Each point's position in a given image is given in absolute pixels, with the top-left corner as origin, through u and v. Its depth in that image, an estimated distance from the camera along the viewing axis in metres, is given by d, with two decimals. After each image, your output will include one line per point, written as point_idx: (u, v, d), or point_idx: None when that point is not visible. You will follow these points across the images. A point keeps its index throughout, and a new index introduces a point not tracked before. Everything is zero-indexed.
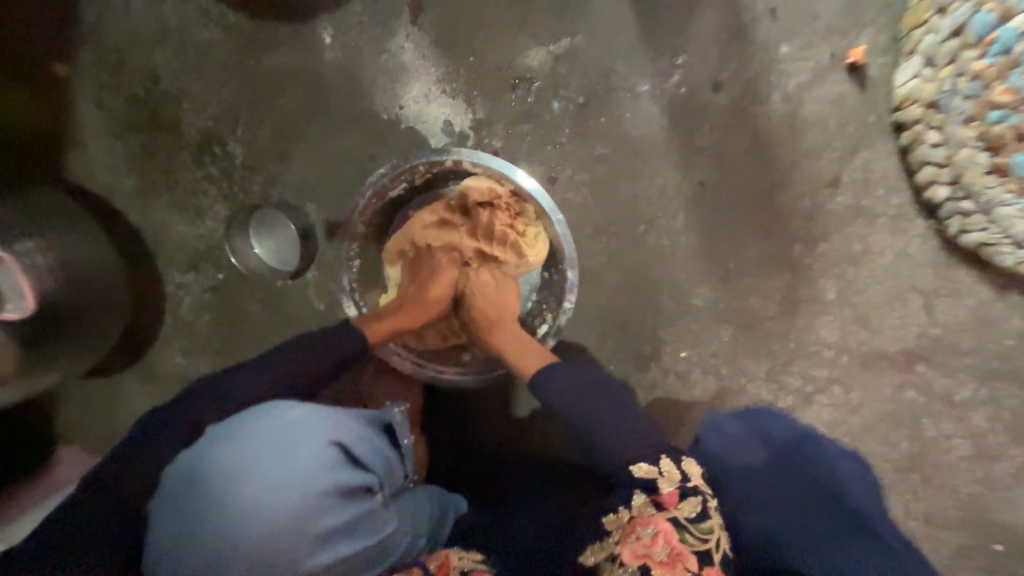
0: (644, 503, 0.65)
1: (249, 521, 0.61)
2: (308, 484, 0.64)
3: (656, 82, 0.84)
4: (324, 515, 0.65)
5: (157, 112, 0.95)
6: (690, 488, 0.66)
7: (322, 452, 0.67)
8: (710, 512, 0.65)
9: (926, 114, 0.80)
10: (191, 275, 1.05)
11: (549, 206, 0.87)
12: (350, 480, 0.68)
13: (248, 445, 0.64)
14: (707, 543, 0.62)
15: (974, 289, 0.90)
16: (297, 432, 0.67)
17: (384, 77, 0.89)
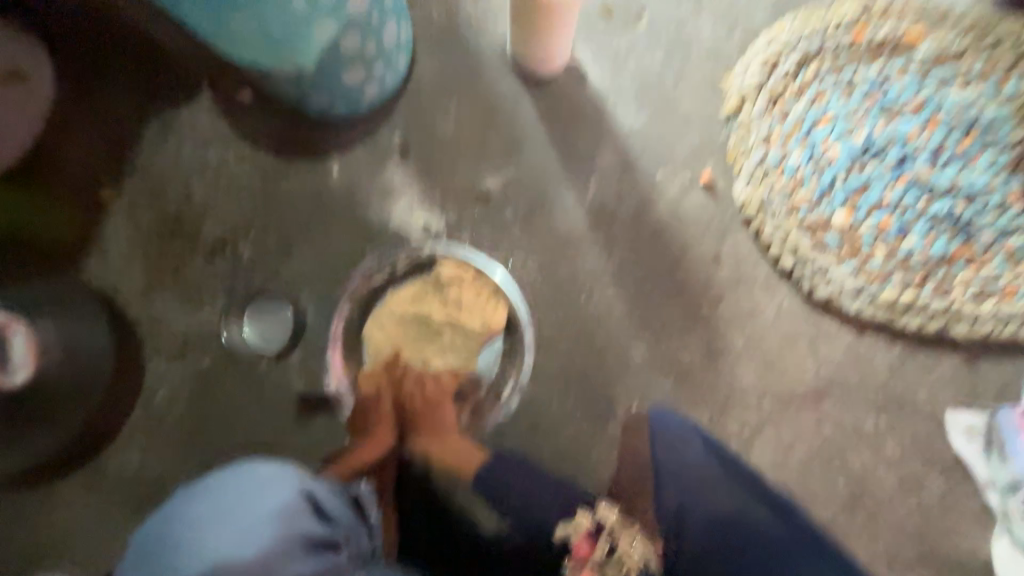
0: (574, 566, 0.95)
1: (223, 566, 0.71)
2: (275, 531, 0.74)
3: (578, 195, 1.18)
4: (290, 563, 0.74)
5: (178, 223, 1.15)
6: (594, 538, 0.98)
7: (291, 501, 0.79)
8: (609, 540, 0.98)
9: (760, 211, 1.17)
10: (175, 363, 1.10)
11: (506, 280, 1.10)
12: (316, 532, 0.79)
13: (229, 496, 0.77)
14: (615, 568, 0.96)
15: (840, 333, 1.16)
16: (268, 485, 0.79)
17: (377, 195, 1.17)
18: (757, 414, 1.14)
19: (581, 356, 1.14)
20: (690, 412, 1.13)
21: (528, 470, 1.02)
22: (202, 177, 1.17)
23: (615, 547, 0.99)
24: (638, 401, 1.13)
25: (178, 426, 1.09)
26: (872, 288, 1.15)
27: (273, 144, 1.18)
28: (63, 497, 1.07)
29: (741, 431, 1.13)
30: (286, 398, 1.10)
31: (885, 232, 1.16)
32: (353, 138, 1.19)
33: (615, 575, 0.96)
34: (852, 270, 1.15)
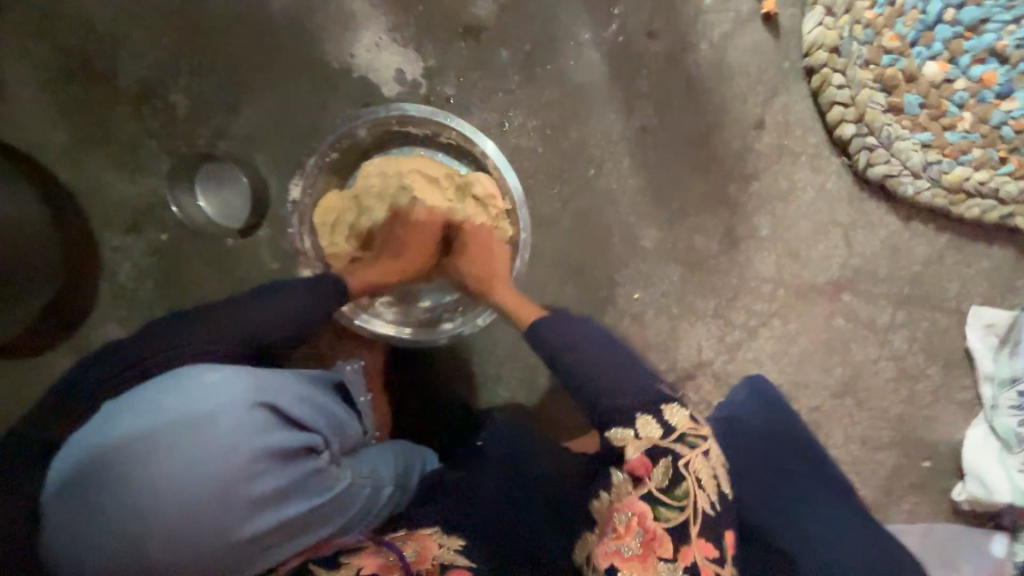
0: (623, 484, 0.70)
1: (172, 494, 0.60)
2: (233, 449, 0.63)
3: (596, 31, 0.91)
4: (258, 480, 0.64)
5: (87, 61, 0.92)
6: (655, 455, 0.70)
7: (247, 414, 0.65)
8: (682, 472, 0.69)
9: (830, 58, 0.90)
10: (130, 237, 1.00)
11: (501, 162, 0.89)
12: (287, 441, 0.68)
13: (155, 417, 0.62)
14: (684, 511, 0.68)
15: (884, 220, 1.01)
16: (216, 395, 0.65)
17: (335, 26, 0.90)
18: (767, 306, 1.06)
19: (583, 239, 1.01)
20: (697, 303, 1.05)
21: (589, 350, 0.76)
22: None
23: (685, 482, 0.69)
24: (642, 289, 1.04)
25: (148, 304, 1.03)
26: (942, 166, 0.95)
27: None
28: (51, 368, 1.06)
29: (747, 322, 1.06)
30: (259, 279, 1.01)
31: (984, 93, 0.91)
32: None
33: (678, 520, 0.67)
34: (925, 142, 0.93)
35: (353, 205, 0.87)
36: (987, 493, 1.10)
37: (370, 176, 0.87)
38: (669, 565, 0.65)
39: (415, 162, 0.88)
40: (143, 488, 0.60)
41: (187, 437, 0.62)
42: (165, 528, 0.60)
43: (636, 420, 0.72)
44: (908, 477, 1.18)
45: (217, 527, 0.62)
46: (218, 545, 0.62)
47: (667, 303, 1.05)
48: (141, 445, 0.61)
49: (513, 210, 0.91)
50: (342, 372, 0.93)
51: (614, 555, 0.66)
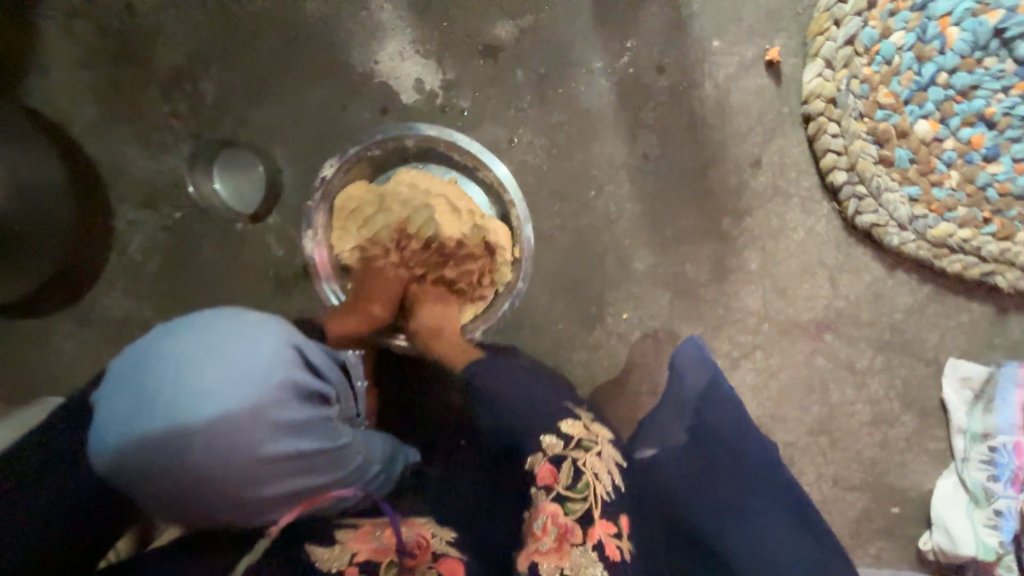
0: (537, 494, 0.72)
1: (210, 401, 0.61)
2: (264, 373, 0.64)
3: (608, 61, 0.96)
4: (280, 407, 0.65)
5: (126, 44, 0.97)
6: (559, 459, 0.73)
7: (279, 348, 0.68)
8: (580, 469, 0.72)
9: (827, 108, 0.94)
10: (145, 212, 1.04)
11: (523, 214, 0.95)
12: (309, 384, 0.69)
13: (198, 337, 0.64)
14: (586, 501, 0.70)
15: (869, 267, 1.04)
16: (259, 332, 0.68)
17: (363, 33, 0.96)
18: (751, 338, 1.09)
19: (578, 257, 1.05)
20: (682, 329, 1.08)
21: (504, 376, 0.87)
22: None
23: (586, 476, 0.72)
24: (630, 310, 1.07)
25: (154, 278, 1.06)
26: (928, 221, 0.99)
27: None
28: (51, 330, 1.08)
29: (730, 352, 1.09)
30: (264, 264, 1.05)
31: (970, 155, 0.95)
32: None
33: (584, 510, 0.69)
34: (913, 195, 0.97)
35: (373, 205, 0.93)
36: (953, 544, 1.11)
37: (398, 183, 0.92)
38: (580, 549, 0.66)
39: (443, 189, 0.92)
40: (181, 394, 0.61)
41: (231, 355, 0.64)
42: (195, 433, 0.60)
43: (540, 440, 0.76)
44: (876, 521, 1.20)
45: (238, 445, 0.61)
46: (233, 460, 0.61)
47: (654, 326, 1.08)
48: (188, 352, 0.63)
49: (520, 258, 0.96)
50: (347, 355, 0.90)
51: (533, 554, 0.67)
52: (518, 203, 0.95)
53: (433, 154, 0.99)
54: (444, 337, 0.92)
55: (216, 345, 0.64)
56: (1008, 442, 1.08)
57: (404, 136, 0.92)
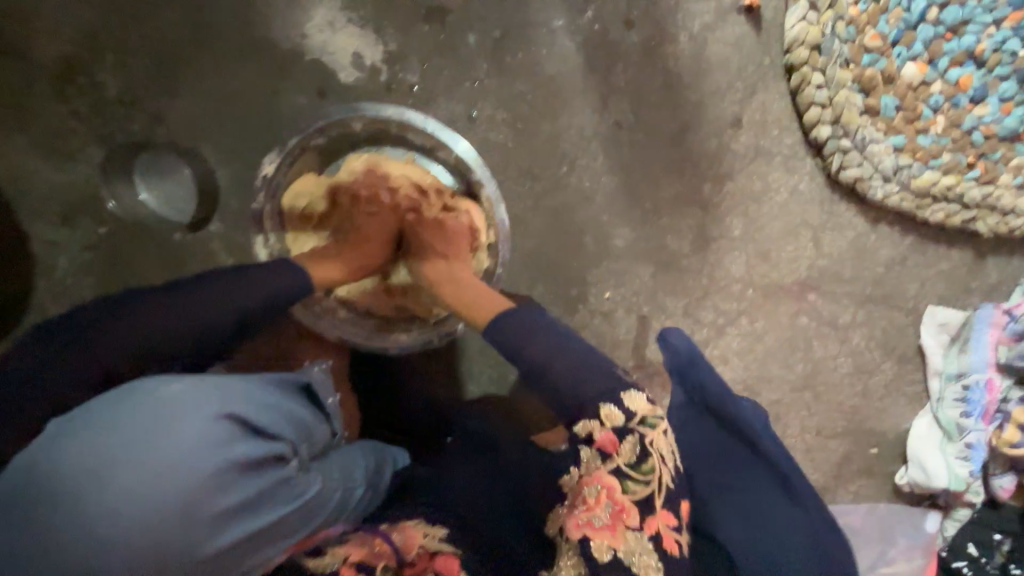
0: (593, 460, 0.69)
1: (129, 516, 0.48)
2: (192, 467, 0.51)
3: (570, 18, 0.85)
4: (223, 496, 0.53)
5: (9, 34, 0.83)
6: (624, 433, 0.68)
7: (207, 426, 0.53)
8: (648, 450, 0.69)
9: (811, 56, 0.86)
10: (64, 230, 0.91)
11: (494, 195, 0.86)
12: (256, 452, 0.57)
13: (97, 435, 0.50)
14: (649, 485, 0.68)
15: (852, 222, 1.01)
16: (177, 409, 0.53)
17: (288, 4, 0.83)
18: (736, 305, 1.07)
19: (554, 239, 0.98)
20: (667, 303, 1.05)
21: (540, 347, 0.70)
22: None
23: (652, 458, 0.69)
24: (613, 289, 1.03)
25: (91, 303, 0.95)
26: (911, 170, 0.95)
27: None
28: None
29: (715, 320, 1.08)
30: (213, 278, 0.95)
31: (957, 97, 0.90)
32: None
33: (646, 494, 0.68)
34: (898, 145, 0.93)
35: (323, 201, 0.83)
36: (926, 477, 1.17)
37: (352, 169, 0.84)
38: (636, 533, 0.66)
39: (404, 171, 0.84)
40: (87, 514, 0.48)
41: (144, 453, 0.50)
42: (116, 557, 0.48)
43: (602, 409, 0.68)
44: (857, 464, 1.25)
45: (177, 555, 0.50)
46: (176, 569, 0.51)
47: (638, 302, 1.04)
48: (87, 457, 0.49)
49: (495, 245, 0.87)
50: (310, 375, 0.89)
51: (585, 526, 0.66)
52: (488, 183, 0.85)
53: (388, 137, 0.87)
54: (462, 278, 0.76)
55: (121, 442, 0.50)
56: (980, 379, 1.11)
57: (352, 120, 0.82)
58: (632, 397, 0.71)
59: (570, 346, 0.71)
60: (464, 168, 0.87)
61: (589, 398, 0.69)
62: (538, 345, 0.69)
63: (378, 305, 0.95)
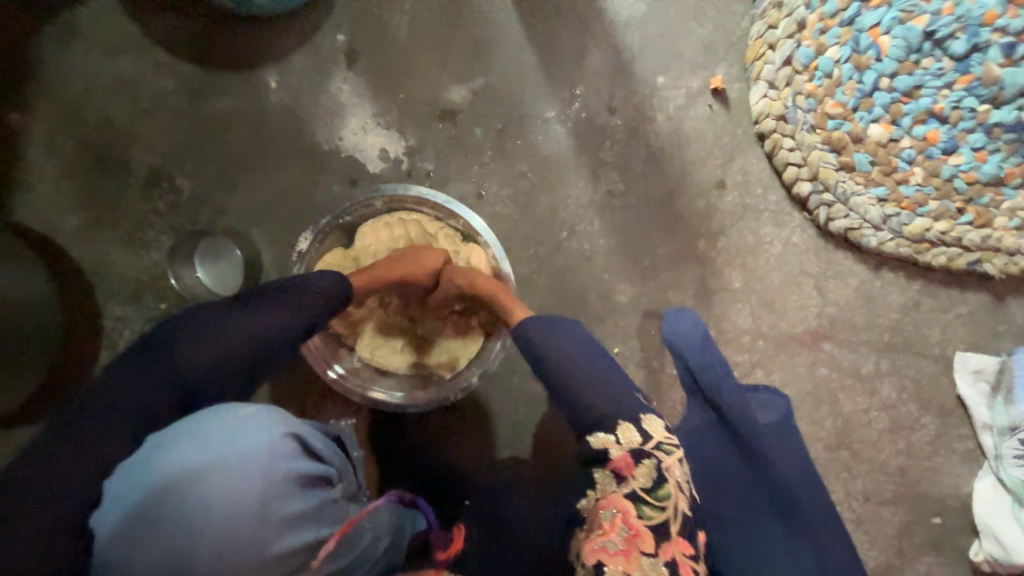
0: (608, 482, 0.73)
1: (215, 514, 0.53)
2: (263, 462, 0.56)
3: (560, 108, 0.99)
4: (287, 501, 0.57)
5: (107, 152, 1.01)
6: (641, 456, 0.73)
7: (277, 441, 0.59)
8: (663, 473, 0.72)
9: (779, 125, 0.97)
10: (132, 307, 1.05)
11: (499, 252, 0.97)
12: (313, 471, 0.61)
13: (190, 448, 0.56)
14: (663, 512, 0.70)
15: (854, 270, 1.03)
16: (250, 423, 0.59)
17: (326, 113, 1.00)
18: (748, 357, 1.07)
19: (560, 298, 1.05)
20: None
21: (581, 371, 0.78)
22: (122, 95, 1.00)
23: (666, 484, 0.72)
24: (621, 345, 1.06)
25: None
26: (901, 218, 0.99)
27: (195, 49, 0.99)
28: None
29: None
30: None
31: (929, 150, 0.96)
32: (290, 41, 0.98)
33: (660, 519, 0.70)
34: (881, 196, 0.98)
35: (350, 268, 0.99)
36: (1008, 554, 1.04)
37: (369, 235, 0.98)
38: (651, 558, 0.68)
39: (414, 220, 0.98)
40: (182, 508, 0.53)
41: (224, 456, 0.55)
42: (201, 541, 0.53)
43: (617, 426, 0.74)
44: (919, 536, 1.12)
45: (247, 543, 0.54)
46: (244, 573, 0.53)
47: (647, 357, 1.06)
48: (182, 458, 0.55)
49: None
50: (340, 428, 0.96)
51: (600, 552, 0.69)
52: (493, 242, 0.96)
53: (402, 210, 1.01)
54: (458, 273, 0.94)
55: (207, 445, 0.56)
56: None
57: (374, 199, 0.96)
58: (645, 418, 0.76)
59: (608, 381, 0.78)
60: (472, 232, 0.98)
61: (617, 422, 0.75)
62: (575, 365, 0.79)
63: (397, 364, 1.02)
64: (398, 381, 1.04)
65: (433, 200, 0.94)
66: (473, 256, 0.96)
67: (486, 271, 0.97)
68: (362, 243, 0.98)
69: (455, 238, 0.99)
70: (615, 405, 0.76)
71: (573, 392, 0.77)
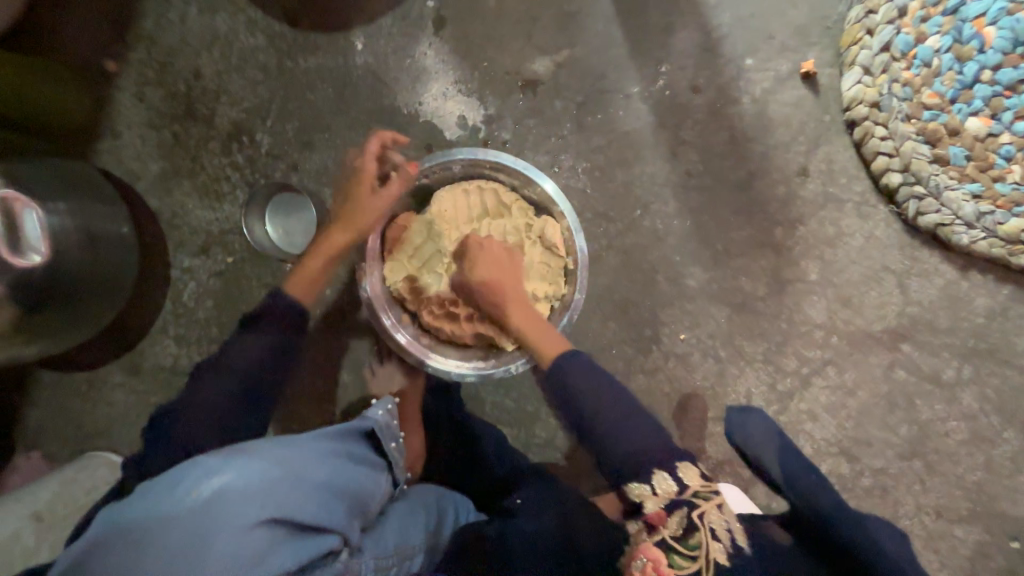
0: (639, 530, 0.73)
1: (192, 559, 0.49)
2: (235, 532, 0.52)
3: (644, 85, 0.98)
4: (266, 561, 0.52)
5: (192, 104, 1.03)
6: (674, 507, 0.71)
7: (249, 536, 0.52)
8: (696, 523, 0.70)
9: (872, 112, 0.94)
10: (201, 258, 1.06)
11: (575, 225, 0.95)
12: (296, 515, 0.58)
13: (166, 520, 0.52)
14: (697, 562, 0.68)
15: (939, 269, 0.99)
16: (221, 485, 0.55)
17: (408, 78, 1.00)
18: (819, 353, 1.02)
19: (629, 277, 1.02)
20: (744, 347, 1.03)
21: (612, 389, 0.82)
22: (214, 51, 1.02)
23: (699, 532, 0.69)
24: (687, 330, 1.03)
25: (208, 322, 1.07)
26: (996, 217, 0.94)
27: (289, 10, 1.01)
28: (103, 380, 1.09)
29: (798, 369, 1.03)
30: (314, 303, 1.06)
31: None
32: (381, 5, 1.00)
33: (694, 569, 0.67)
34: (976, 192, 0.94)
35: (423, 231, 0.97)
36: None
37: (445, 199, 0.97)
38: None
39: (493, 187, 0.97)
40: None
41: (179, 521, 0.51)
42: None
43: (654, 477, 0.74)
44: (995, 560, 1.04)
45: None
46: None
47: (713, 345, 1.03)
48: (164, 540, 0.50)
49: (574, 270, 0.96)
50: (375, 418, 0.88)
51: None
52: (570, 214, 0.95)
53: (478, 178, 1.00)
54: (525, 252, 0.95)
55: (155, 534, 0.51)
56: None
57: (453, 163, 0.96)
58: (682, 466, 0.75)
59: (626, 397, 0.82)
60: (549, 203, 0.97)
61: (650, 448, 0.76)
62: (607, 388, 0.81)
63: (460, 333, 0.99)
64: (458, 352, 1.01)
65: (512, 167, 0.94)
66: (550, 225, 0.95)
67: (561, 243, 0.96)
68: (438, 206, 0.97)
69: (528, 211, 0.97)
70: (652, 446, 0.77)
71: (594, 431, 0.80)
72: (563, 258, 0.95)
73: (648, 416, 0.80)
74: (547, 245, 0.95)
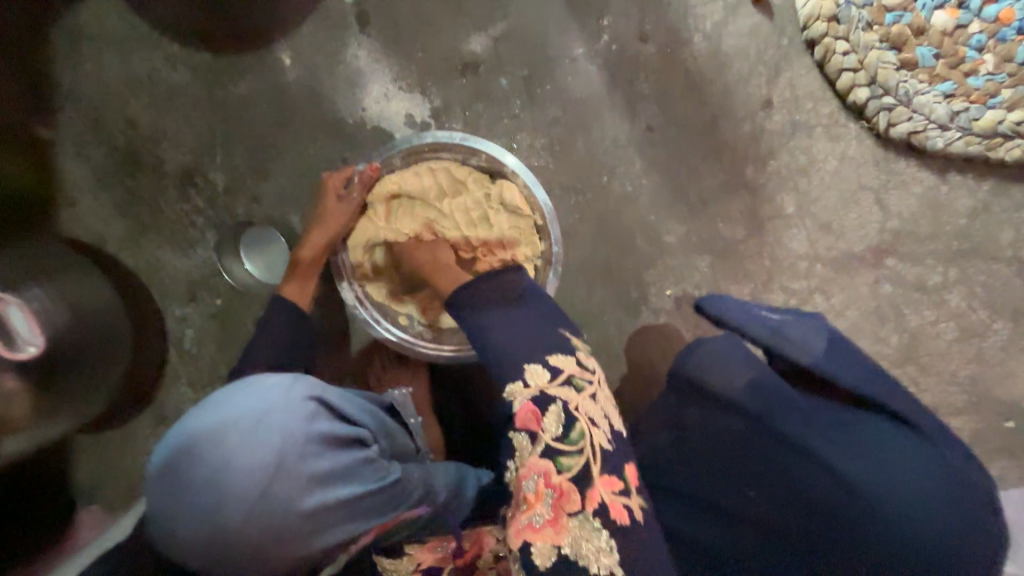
0: (523, 445, 0.63)
1: (249, 452, 0.56)
2: (292, 434, 0.58)
3: (588, 44, 0.93)
4: (315, 461, 0.60)
5: (137, 154, 1.01)
6: (547, 402, 0.64)
7: (303, 405, 0.62)
8: (572, 414, 0.62)
9: (830, 28, 0.89)
10: (190, 306, 1.07)
11: (531, 180, 0.93)
12: (342, 430, 0.65)
13: (230, 412, 0.58)
14: (582, 455, 0.60)
15: (917, 178, 0.97)
16: (279, 389, 0.62)
17: (345, 84, 0.96)
18: (806, 284, 1.03)
19: (608, 245, 1.01)
20: (731, 291, 1.03)
21: (518, 314, 0.71)
22: (143, 93, 0.98)
23: (580, 422, 0.62)
24: (673, 286, 1.03)
25: (213, 365, 1.09)
26: (970, 113, 0.91)
27: (205, 34, 0.96)
28: (134, 434, 1.14)
29: (787, 302, 1.03)
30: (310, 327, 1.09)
31: (1002, 32, 0.88)
32: (300, 12, 0.95)
33: (581, 464, 0.60)
34: (948, 91, 0.90)
35: (385, 220, 0.94)
36: None
37: (395, 184, 0.93)
38: (579, 517, 0.59)
39: (442, 162, 0.93)
40: (211, 472, 0.55)
41: (243, 420, 0.57)
42: (233, 560, 0.56)
43: (527, 370, 0.66)
44: (992, 442, 1.10)
45: (293, 544, 0.58)
46: (282, 514, 0.57)
47: (701, 295, 1.04)
48: (228, 419, 0.57)
49: (544, 226, 0.94)
50: (389, 398, 0.93)
51: (526, 529, 0.60)
52: (522, 171, 0.92)
53: (427, 160, 0.95)
54: (442, 167, 0.93)
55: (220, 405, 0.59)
56: None
57: (392, 156, 0.93)
58: (541, 367, 0.66)
59: (521, 332, 0.69)
60: (501, 168, 0.93)
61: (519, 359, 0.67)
62: (504, 330, 0.69)
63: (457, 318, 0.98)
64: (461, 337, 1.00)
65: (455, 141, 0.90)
66: (507, 188, 0.92)
67: (522, 203, 0.93)
68: (388, 190, 0.93)
69: (483, 180, 0.94)
70: (522, 349, 0.67)
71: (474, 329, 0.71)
72: (527, 212, 0.93)
73: (522, 333, 0.69)
74: (508, 208, 0.93)
